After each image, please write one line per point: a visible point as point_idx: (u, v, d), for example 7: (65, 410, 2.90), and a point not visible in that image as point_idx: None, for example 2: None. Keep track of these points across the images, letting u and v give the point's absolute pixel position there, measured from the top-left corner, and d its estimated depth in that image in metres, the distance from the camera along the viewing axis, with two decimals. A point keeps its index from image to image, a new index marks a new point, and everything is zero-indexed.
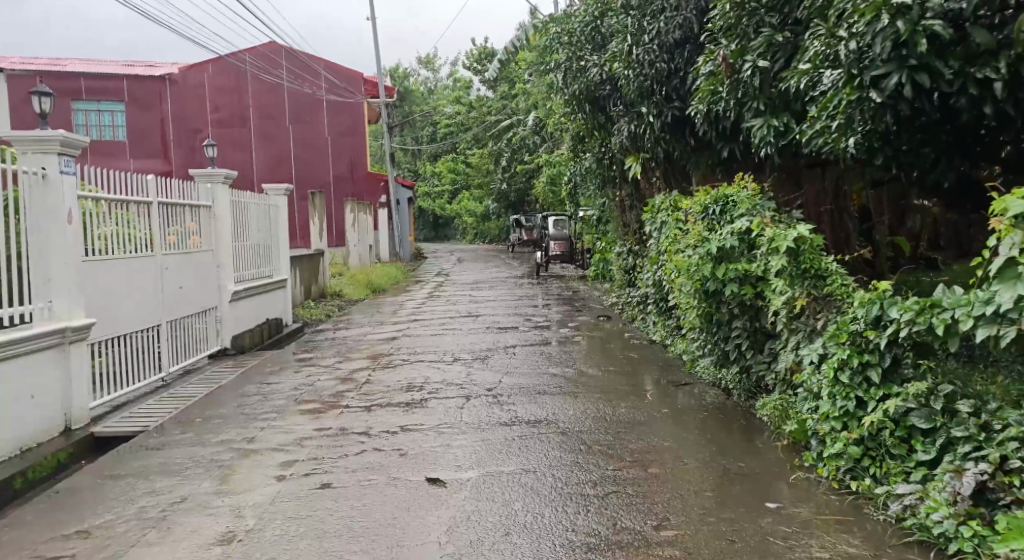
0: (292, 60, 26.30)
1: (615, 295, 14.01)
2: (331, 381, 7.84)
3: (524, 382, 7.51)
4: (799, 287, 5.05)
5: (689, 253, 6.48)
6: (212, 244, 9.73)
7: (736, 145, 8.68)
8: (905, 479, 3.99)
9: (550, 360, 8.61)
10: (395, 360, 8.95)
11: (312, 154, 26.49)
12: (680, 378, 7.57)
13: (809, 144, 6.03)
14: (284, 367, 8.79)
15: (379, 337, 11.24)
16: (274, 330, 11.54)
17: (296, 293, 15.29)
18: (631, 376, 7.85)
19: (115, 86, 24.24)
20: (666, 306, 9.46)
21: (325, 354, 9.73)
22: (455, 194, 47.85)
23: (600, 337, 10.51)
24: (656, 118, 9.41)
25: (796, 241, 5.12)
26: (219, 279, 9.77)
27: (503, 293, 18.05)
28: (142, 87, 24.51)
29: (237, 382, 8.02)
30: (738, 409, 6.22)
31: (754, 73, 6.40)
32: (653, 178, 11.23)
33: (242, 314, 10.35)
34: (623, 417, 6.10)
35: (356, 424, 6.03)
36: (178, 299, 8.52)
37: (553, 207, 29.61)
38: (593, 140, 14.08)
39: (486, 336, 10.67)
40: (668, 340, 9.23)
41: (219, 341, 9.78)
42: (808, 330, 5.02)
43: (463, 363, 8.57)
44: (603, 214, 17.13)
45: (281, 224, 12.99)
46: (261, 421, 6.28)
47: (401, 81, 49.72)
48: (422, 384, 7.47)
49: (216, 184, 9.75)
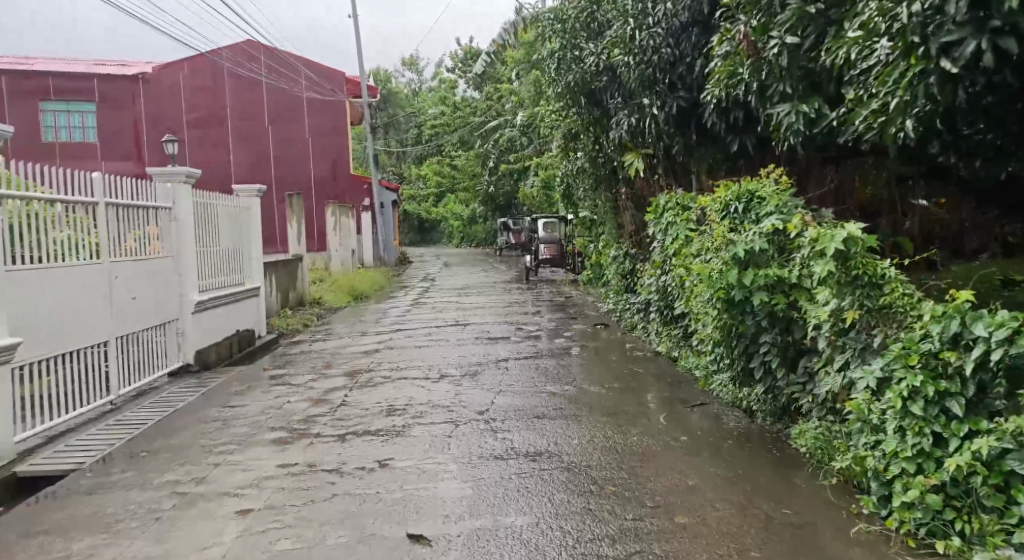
0: (270, 57, 25.40)
1: (613, 302, 13.25)
2: (303, 403, 7.00)
3: (518, 402, 6.71)
4: (848, 297, 4.25)
5: (709, 258, 5.67)
6: (173, 249, 8.87)
7: (749, 136, 8.04)
8: (1006, 537, 3.30)
9: (547, 376, 7.81)
10: (376, 377, 8.11)
11: (292, 155, 25.51)
12: (693, 396, 6.79)
13: (849, 130, 5.29)
14: (253, 385, 7.94)
15: (359, 349, 10.38)
16: (244, 342, 10.68)
17: (272, 302, 14.44)
18: (638, 393, 7.05)
19: (85, 86, 23.31)
20: (672, 314, 8.70)
21: (299, 370, 8.88)
22: (441, 197, 46.99)
23: (598, 347, 9.72)
24: (659, 110, 8.68)
25: (846, 241, 4.20)
26: (181, 288, 8.90)
27: (492, 299, 17.23)
28: (113, 87, 23.67)
29: (198, 403, 7.17)
30: (766, 435, 5.44)
31: (781, 52, 5.65)
32: (654, 177, 10.44)
33: (208, 327, 9.48)
34: (635, 446, 5.30)
35: (327, 459, 5.19)
36: (131, 312, 7.68)
37: (543, 208, 28.82)
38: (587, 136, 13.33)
39: (475, 348, 9.85)
40: (676, 352, 8.46)
41: (182, 357, 8.92)
42: (862, 348, 4.24)
43: (450, 379, 7.75)
44: (597, 215, 16.35)
45: (253, 227, 12.13)
46: (217, 454, 5.44)
47: (384, 83, 48.89)
48: (405, 407, 6.63)
49: (177, 184, 8.87)
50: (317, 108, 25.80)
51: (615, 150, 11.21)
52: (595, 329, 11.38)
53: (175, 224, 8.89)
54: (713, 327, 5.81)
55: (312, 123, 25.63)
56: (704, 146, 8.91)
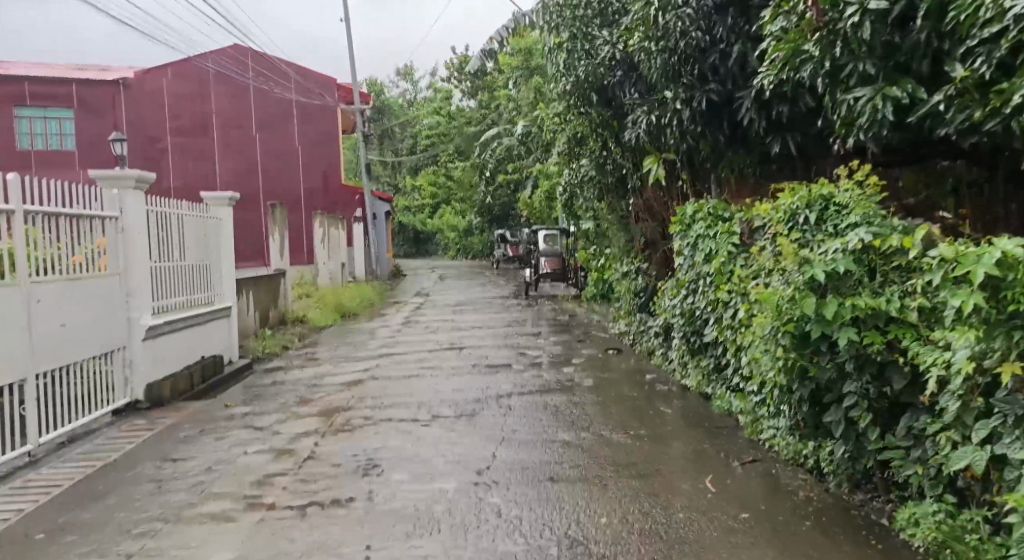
0: (258, 60, 24.27)
1: (624, 323, 12.08)
2: (262, 456, 5.76)
3: (525, 456, 5.48)
4: (999, 340, 3.18)
5: (774, 283, 4.41)
6: (120, 264, 7.64)
7: (794, 134, 6.91)
8: None
9: (559, 417, 6.58)
10: (355, 418, 6.85)
11: (279, 165, 24.35)
12: (736, 448, 5.56)
13: (960, 116, 4.21)
14: (208, 428, 6.70)
15: (340, 379, 9.12)
16: (208, 370, 9.41)
17: (249, 323, 13.20)
18: (667, 441, 5.81)
19: (63, 91, 22.07)
20: (702, 341, 7.50)
21: (267, 406, 7.63)
22: (436, 208, 45.87)
23: (612, 378, 8.52)
24: (684, 105, 7.44)
25: (1001, 264, 3.17)
26: (129, 311, 7.66)
27: (491, 317, 16.00)
28: (92, 92, 22.34)
29: (136, 454, 5.92)
30: (850, 510, 4.26)
31: (862, 20, 4.47)
32: (677, 184, 9.18)
33: (163, 355, 8.22)
34: (680, 533, 4.03)
35: (277, 551, 3.96)
36: (62, 342, 6.48)
37: (542, 220, 27.65)
38: (596, 140, 12.29)
39: (473, 379, 8.60)
40: (708, 386, 7.27)
41: (131, 393, 7.68)
42: (1021, 415, 3.13)
43: (443, 422, 6.51)
44: (605, 226, 15.18)
45: (224, 240, 10.88)
46: (136, 539, 4.20)
47: (378, 93, 47.79)
48: (387, 464, 5.37)
49: (126, 190, 7.63)
50: (305, 116, 24.80)
51: (634, 152, 10.07)
52: (607, 354, 10.19)
53: (121, 237, 7.63)
54: (779, 371, 4.54)
55: (301, 131, 24.68)
56: (734, 148, 7.77)
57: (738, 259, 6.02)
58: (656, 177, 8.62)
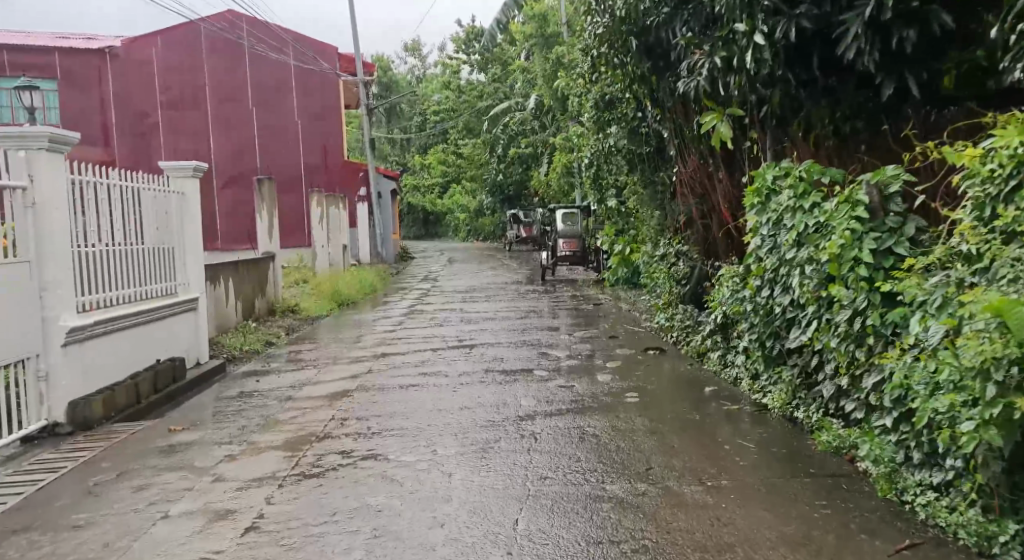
0: (254, 27, 22.61)
1: (663, 313, 10.35)
2: (189, 521, 4.06)
3: (561, 531, 3.76)
4: None
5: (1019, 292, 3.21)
6: (31, 247, 5.94)
7: (916, 72, 5.29)
8: None
9: (602, 457, 4.85)
10: (330, 454, 5.15)
11: (276, 140, 22.65)
12: (873, 518, 3.82)
13: None
14: (134, 468, 5.00)
15: (323, 388, 7.45)
16: (163, 378, 7.65)
17: (228, 314, 11.52)
18: (761, 502, 4.07)
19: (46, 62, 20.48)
20: (786, 347, 5.77)
21: (223, 430, 5.92)
22: (446, 188, 44.15)
23: (659, 389, 6.85)
24: (765, 35, 5.74)
25: None
26: (43, 308, 5.99)
27: (504, 306, 14.24)
28: (76, 63, 20.92)
29: (15, 517, 4.23)
30: None
31: None
32: (746, 145, 7.44)
33: (93, 363, 6.51)
34: None
35: None
36: (24, 345, 5.78)
37: (559, 198, 25.92)
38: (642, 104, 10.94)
39: (488, 392, 6.87)
40: (798, 403, 5.57)
41: (47, 415, 6.03)
42: None
43: (446, 465, 4.81)
44: (635, 202, 13.60)
45: (191, 219, 9.17)
46: None
47: (385, 69, 45.88)
48: (360, 545, 3.67)
49: (35, 154, 5.95)
50: (304, 87, 23.02)
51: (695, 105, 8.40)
52: (651, 356, 8.44)
53: (31, 213, 5.94)
54: (998, 409, 3.12)
55: (300, 104, 22.94)
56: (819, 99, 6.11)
57: (867, 243, 4.28)
58: (720, 137, 6.91)
